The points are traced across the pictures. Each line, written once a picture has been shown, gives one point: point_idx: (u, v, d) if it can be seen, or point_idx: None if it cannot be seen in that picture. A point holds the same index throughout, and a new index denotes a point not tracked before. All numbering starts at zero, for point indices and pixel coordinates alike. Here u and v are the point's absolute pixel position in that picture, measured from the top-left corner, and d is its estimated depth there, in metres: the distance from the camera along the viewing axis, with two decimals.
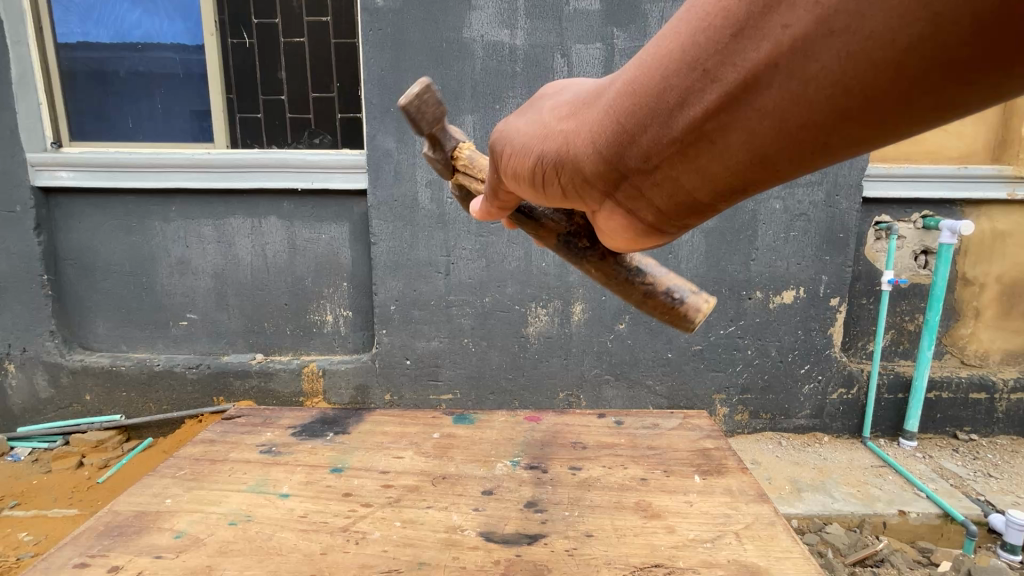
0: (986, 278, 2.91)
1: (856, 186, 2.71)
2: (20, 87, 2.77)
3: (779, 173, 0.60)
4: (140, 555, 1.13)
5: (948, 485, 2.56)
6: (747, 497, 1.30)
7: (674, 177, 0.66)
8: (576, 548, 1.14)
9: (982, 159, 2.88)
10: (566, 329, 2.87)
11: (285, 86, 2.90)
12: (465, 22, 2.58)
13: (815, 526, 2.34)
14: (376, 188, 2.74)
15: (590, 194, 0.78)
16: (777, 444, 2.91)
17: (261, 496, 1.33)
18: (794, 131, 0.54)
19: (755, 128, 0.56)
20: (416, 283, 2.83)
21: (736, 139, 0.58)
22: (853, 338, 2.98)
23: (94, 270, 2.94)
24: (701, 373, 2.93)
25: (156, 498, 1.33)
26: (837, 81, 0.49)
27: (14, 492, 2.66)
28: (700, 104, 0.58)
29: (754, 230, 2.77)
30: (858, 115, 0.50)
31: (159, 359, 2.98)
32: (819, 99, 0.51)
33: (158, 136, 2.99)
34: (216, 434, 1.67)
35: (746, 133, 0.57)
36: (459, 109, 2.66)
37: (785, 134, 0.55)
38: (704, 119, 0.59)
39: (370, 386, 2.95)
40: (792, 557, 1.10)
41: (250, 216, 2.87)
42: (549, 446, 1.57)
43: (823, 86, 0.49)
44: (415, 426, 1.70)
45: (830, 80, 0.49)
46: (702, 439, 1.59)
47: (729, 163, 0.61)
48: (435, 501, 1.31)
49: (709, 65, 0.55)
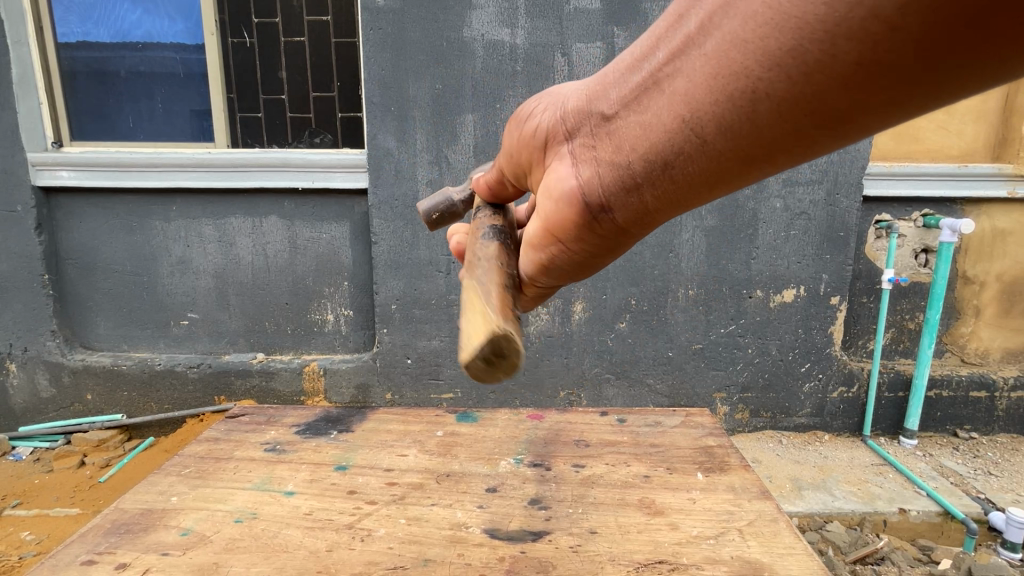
0: (986, 276, 2.92)
1: (856, 184, 2.71)
2: (20, 86, 2.77)
3: (708, 139, 0.70)
4: (147, 552, 1.13)
5: (948, 483, 2.57)
6: (750, 495, 1.31)
7: (628, 124, 0.79)
8: (580, 545, 1.14)
9: (982, 158, 2.88)
10: (566, 328, 2.88)
11: (285, 86, 2.90)
12: (465, 21, 2.58)
13: (815, 524, 2.35)
14: (377, 187, 2.74)
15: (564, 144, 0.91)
16: (777, 443, 2.92)
17: (266, 494, 1.34)
18: (726, 85, 0.65)
19: (696, 68, 0.67)
20: (417, 282, 2.84)
21: (678, 85, 0.70)
22: (853, 337, 2.99)
23: (95, 270, 2.95)
24: (702, 371, 2.93)
25: (161, 496, 1.33)
26: (760, 32, 0.61)
27: (16, 492, 2.67)
28: (667, 51, 0.72)
29: (754, 228, 2.77)
30: (784, 79, 0.61)
31: (160, 359, 2.99)
32: (745, 49, 0.62)
33: (159, 136, 2.99)
34: (219, 433, 1.68)
35: (688, 74, 0.69)
36: (460, 108, 2.66)
37: (713, 85, 0.66)
38: (666, 64, 0.72)
39: (371, 385, 2.95)
40: (795, 554, 1.11)
41: (252, 216, 2.87)
42: (552, 444, 1.57)
43: (752, 24, 0.60)
44: (417, 425, 1.70)
45: (758, 18, 0.60)
46: (704, 437, 1.60)
47: (668, 117, 0.73)
48: (440, 499, 1.31)
49: (683, 16, 0.70)
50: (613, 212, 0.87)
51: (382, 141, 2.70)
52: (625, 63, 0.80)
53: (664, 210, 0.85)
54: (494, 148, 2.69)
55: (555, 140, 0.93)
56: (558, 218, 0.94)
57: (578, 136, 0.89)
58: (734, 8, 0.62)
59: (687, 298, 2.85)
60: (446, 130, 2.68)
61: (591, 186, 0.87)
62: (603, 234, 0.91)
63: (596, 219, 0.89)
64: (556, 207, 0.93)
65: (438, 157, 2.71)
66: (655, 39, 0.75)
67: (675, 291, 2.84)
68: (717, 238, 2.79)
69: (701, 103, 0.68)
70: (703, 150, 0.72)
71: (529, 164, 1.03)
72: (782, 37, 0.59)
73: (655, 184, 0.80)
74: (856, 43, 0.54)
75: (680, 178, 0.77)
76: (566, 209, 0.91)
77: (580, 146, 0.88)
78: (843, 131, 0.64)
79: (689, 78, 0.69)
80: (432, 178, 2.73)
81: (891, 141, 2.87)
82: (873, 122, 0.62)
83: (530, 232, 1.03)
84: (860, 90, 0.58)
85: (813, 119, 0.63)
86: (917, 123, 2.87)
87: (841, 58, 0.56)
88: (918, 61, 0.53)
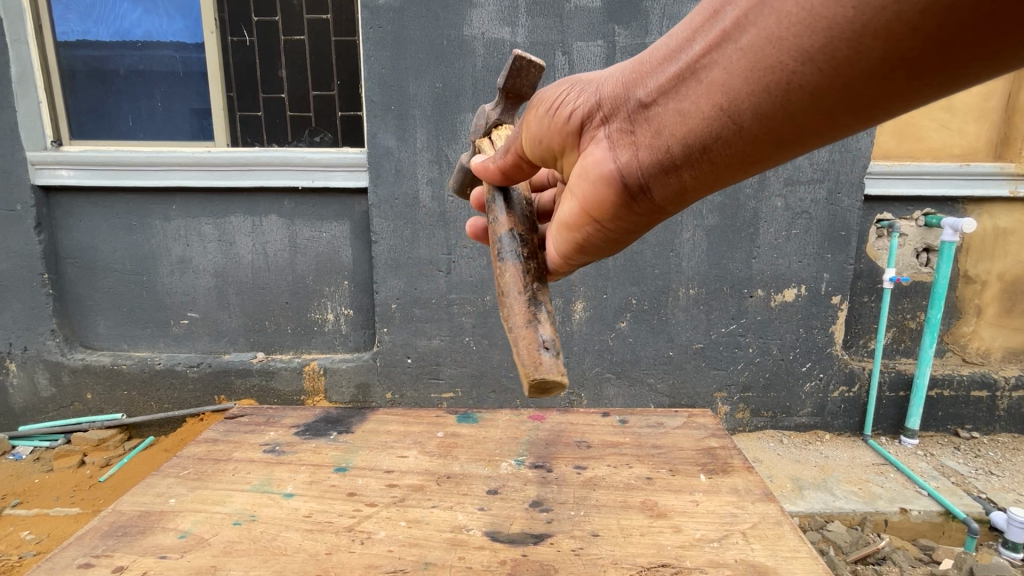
0: (988, 275, 2.90)
1: (858, 183, 2.70)
2: (19, 85, 2.76)
3: (741, 127, 0.76)
4: (144, 555, 1.12)
5: (950, 483, 2.56)
6: (754, 497, 1.30)
7: (663, 111, 0.84)
8: (582, 548, 1.13)
9: (984, 157, 2.87)
10: (567, 327, 2.87)
11: (285, 84, 2.89)
12: (465, 19, 2.57)
13: (816, 524, 2.34)
14: (377, 186, 2.73)
15: (594, 130, 0.95)
16: (778, 442, 2.90)
17: (265, 496, 1.33)
18: (761, 78, 0.70)
19: (733, 61, 0.73)
20: (417, 281, 2.83)
21: (715, 75, 0.75)
22: (854, 336, 2.98)
23: (95, 269, 2.94)
24: (703, 371, 2.92)
25: (159, 498, 1.32)
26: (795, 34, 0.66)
27: (16, 491, 2.66)
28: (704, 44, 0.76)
29: (755, 227, 2.76)
30: (820, 77, 0.66)
31: (160, 358, 2.98)
32: (782, 45, 0.67)
33: (159, 135, 2.98)
34: (219, 433, 1.67)
35: (726, 66, 0.74)
36: (460, 106, 2.64)
37: (749, 79, 0.72)
38: (701, 56, 0.77)
39: (371, 384, 2.95)
40: (800, 557, 1.09)
41: (252, 215, 2.86)
42: (553, 445, 1.56)
43: (786, 22, 0.66)
44: (418, 425, 1.69)
45: (793, 17, 0.65)
46: (707, 438, 1.59)
47: (705, 105, 0.78)
48: (440, 501, 1.30)
49: (719, 11, 0.74)
50: (647, 194, 0.92)
51: (382, 139, 2.68)
52: (661, 53, 0.85)
53: (699, 193, 0.90)
54: None
55: (588, 123, 0.96)
56: (595, 200, 0.97)
57: (612, 120, 0.92)
58: (769, 6, 0.67)
59: (688, 297, 2.84)
60: (446, 129, 2.66)
61: (628, 170, 0.90)
62: (641, 213, 0.96)
63: (634, 200, 0.93)
64: (588, 190, 0.97)
65: (438, 156, 2.70)
66: (691, 31, 0.79)
67: (676, 291, 2.83)
68: (718, 237, 2.78)
69: (738, 93, 0.73)
70: (734, 137, 0.78)
71: (559, 149, 1.04)
72: (815, 33, 0.64)
73: (693, 167, 0.85)
74: (882, 42, 0.60)
75: (717, 162, 0.82)
76: (603, 190, 0.95)
77: (615, 131, 0.92)
78: (869, 116, 0.69)
79: (726, 69, 0.74)
80: (432, 177, 2.72)
81: (893, 140, 2.86)
82: (898, 107, 0.67)
83: (565, 212, 1.05)
84: (887, 81, 0.63)
85: (843, 105, 0.68)
86: (918, 122, 2.86)
87: (868, 54, 0.62)
88: (934, 56, 0.59)
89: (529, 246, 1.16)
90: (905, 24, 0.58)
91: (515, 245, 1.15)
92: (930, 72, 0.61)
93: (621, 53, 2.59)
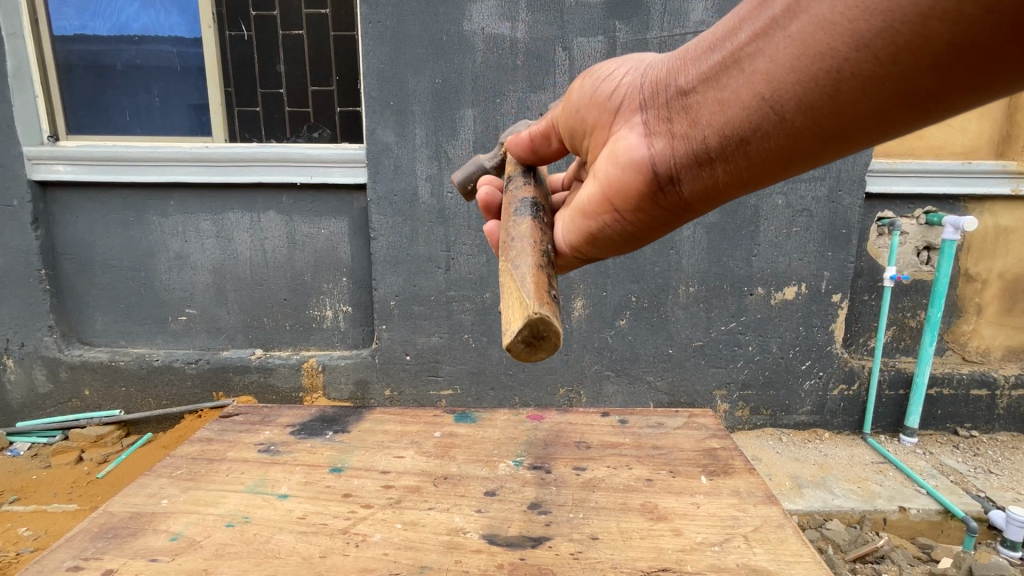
0: (988, 274, 2.89)
1: (860, 181, 2.68)
2: (15, 80, 2.73)
3: (786, 114, 0.77)
4: (136, 558, 1.11)
5: (949, 481, 2.55)
6: (756, 499, 1.28)
7: (703, 99, 0.85)
8: (581, 551, 1.12)
9: (987, 155, 2.85)
10: (566, 325, 2.85)
11: (284, 80, 2.86)
12: (465, 14, 2.54)
13: (815, 522, 2.33)
14: (376, 182, 2.70)
15: (630, 118, 0.97)
16: (777, 440, 2.89)
17: (259, 497, 1.31)
18: (813, 66, 0.71)
19: (780, 49, 0.74)
20: (416, 278, 2.81)
21: (761, 63, 0.76)
22: (854, 334, 2.96)
23: (92, 265, 2.91)
24: (703, 369, 2.91)
25: (153, 499, 1.31)
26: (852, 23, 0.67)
27: (14, 487, 2.65)
28: (749, 32, 0.78)
29: (756, 225, 2.74)
30: (875, 66, 0.67)
31: (158, 354, 2.96)
32: (836, 33, 0.68)
33: (156, 130, 2.96)
34: (214, 432, 1.65)
35: (772, 54, 0.75)
36: (460, 102, 2.62)
37: (798, 67, 0.73)
38: (747, 44, 0.78)
39: (369, 381, 2.93)
40: (803, 561, 1.08)
41: (249, 211, 2.84)
42: (553, 446, 1.55)
43: (842, 9, 0.67)
44: (415, 425, 1.67)
45: (849, 2, 0.66)
46: (708, 438, 1.57)
47: (749, 93, 0.79)
48: (438, 502, 1.28)
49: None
50: (679, 184, 0.92)
51: (380, 136, 2.66)
52: (704, 42, 0.86)
53: (734, 186, 0.90)
54: (494, 143, 2.65)
55: (626, 110, 0.97)
56: (624, 187, 0.98)
57: (649, 108, 0.94)
58: None
59: (689, 295, 2.82)
60: (445, 125, 2.64)
61: (659, 159, 0.91)
62: (670, 206, 0.97)
63: (660, 190, 0.94)
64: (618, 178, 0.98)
65: (438, 152, 2.67)
66: (737, 19, 0.80)
67: (676, 288, 2.81)
68: (718, 235, 2.75)
69: (785, 81, 0.75)
70: (779, 124, 0.79)
71: (591, 129, 1.09)
72: (873, 21, 0.65)
73: (727, 159, 0.86)
74: (949, 26, 0.60)
75: (755, 153, 0.83)
76: (633, 179, 0.96)
77: (652, 119, 0.93)
78: (923, 110, 0.70)
79: (773, 57, 0.75)
80: (431, 173, 2.69)
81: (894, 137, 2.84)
82: (952, 102, 0.68)
83: (583, 196, 1.08)
84: (946, 70, 0.64)
85: (895, 96, 0.69)
86: None
87: (933, 38, 0.62)
88: (1000, 45, 0.59)
89: (547, 218, 1.20)
90: (965, 11, 0.59)
91: (533, 209, 1.17)
92: (996, 62, 0.61)
93: (622, 49, 2.56)
